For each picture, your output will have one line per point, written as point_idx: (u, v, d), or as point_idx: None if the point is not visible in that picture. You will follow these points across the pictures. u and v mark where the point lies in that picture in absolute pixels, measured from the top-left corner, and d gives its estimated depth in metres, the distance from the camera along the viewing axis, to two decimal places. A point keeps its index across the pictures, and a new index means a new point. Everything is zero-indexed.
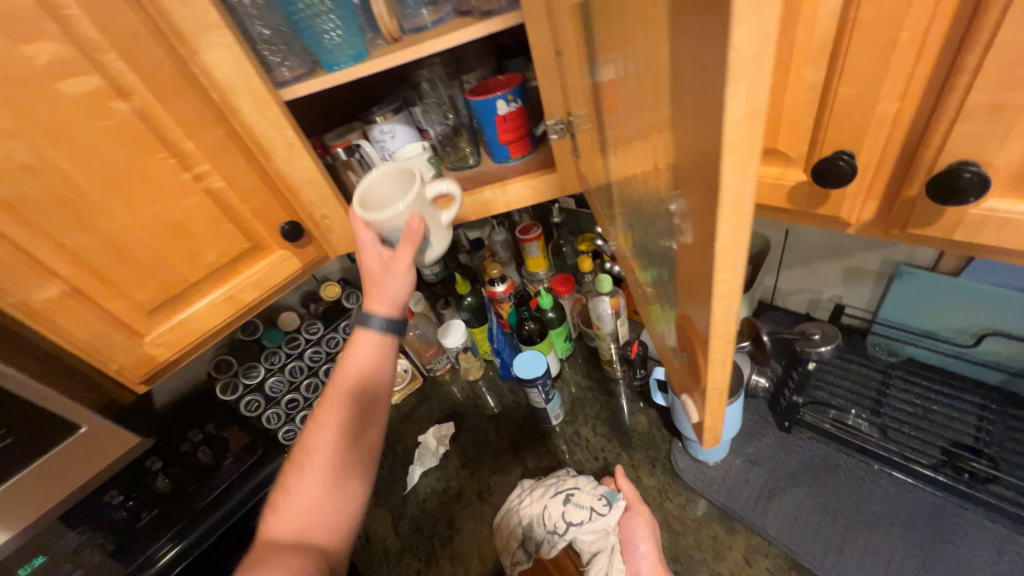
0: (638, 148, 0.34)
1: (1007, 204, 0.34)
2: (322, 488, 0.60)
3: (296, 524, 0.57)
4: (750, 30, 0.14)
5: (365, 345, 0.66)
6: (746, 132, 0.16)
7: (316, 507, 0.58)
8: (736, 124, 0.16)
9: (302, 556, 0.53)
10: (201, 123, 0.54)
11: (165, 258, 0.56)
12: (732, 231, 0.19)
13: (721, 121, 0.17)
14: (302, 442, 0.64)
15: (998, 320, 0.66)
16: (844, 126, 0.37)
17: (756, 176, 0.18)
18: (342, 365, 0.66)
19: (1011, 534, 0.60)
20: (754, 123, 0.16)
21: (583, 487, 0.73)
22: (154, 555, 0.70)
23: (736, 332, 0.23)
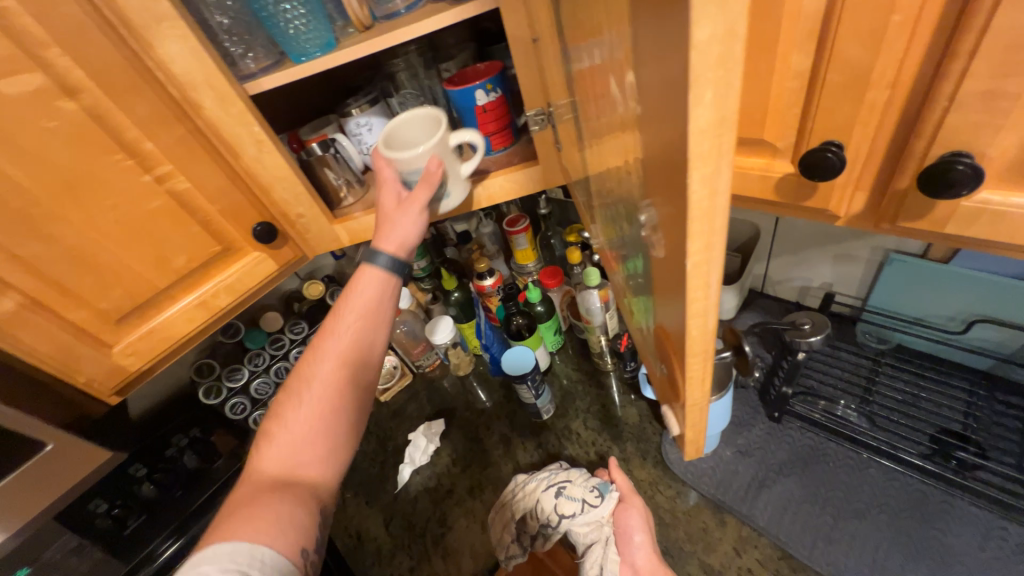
0: (612, 146, 0.32)
1: (1000, 196, 0.32)
2: (315, 426, 0.54)
3: (287, 457, 0.52)
4: (716, 32, 0.13)
5: (369, 282, 0.62)
6: (714, 143, 0.15)
7: (310, 442, 0.53)
8: (703, 135, 0.15)
9: (292, 496, 0.49)
10: (160, 121, 0.51)
11: (129, 264, 0.54)
12: (703, 248, 0.18)
13: (686, 131, 0.15)
14: (296, 372, 0.59)
15: (987, 306, 0.65)
16: (831, 116, 0.35)
17: (728, 191, 0.16)
18: (344, 302, 0.61)
19: (997, 519, 0.60)
20: (723, 133, 0.15)
21: (574, 478, 0.73)
22: (154, 552, 0.68)
23: (714, 347, 0.23)
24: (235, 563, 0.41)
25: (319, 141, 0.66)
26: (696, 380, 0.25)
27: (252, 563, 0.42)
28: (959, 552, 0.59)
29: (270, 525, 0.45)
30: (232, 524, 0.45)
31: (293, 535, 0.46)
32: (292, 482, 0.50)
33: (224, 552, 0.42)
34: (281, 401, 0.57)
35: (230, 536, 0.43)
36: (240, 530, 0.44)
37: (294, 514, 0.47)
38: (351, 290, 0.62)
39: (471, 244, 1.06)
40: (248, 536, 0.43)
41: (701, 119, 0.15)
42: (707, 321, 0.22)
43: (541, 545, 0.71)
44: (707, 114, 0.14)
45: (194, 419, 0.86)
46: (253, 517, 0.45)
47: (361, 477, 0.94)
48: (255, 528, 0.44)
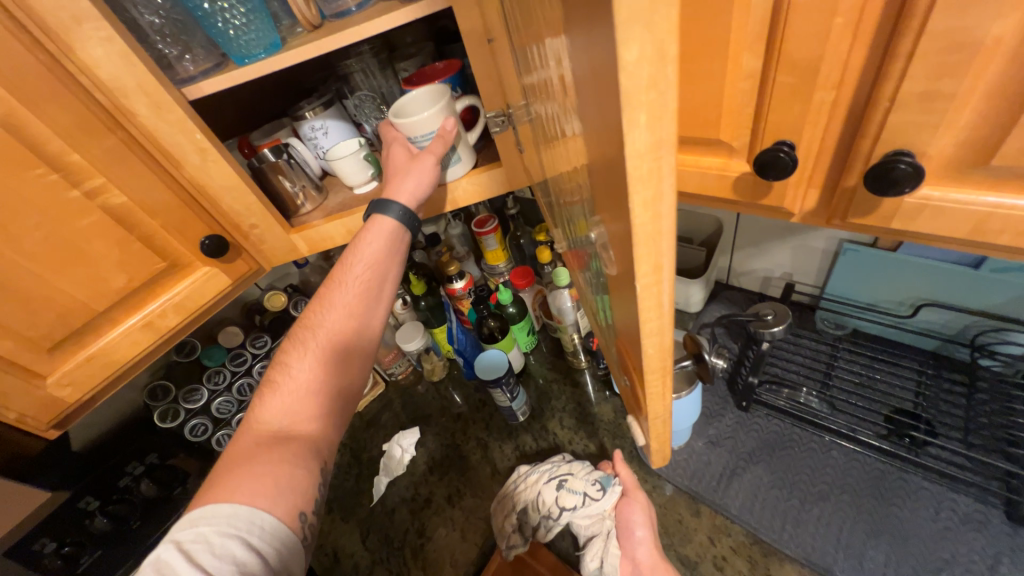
0: (565, 153, 0.32)
1: (940, 192, 0.33)
2: (316, 381, 0.53)
3: (288, 410, 0.51)
4: (645, 54, 0.12)
5: (379, 234, 0.59)
6: (651, 168, 0.15)
7: (311, 397, 0.52)
8: (640, 159, 0.14)
9: (292, 453, 0.47)
10: (88, 130, 0.47)
11: (60, 287, 0.49)
12: (653, 271, 0.18)
13: (624, 155, 0.15)
14: (301, 322, 0.58)
15: (934, 290, 0.69)
16: (783, 116, 0.36)
17: (672, 214, 0.16)
18: (354, 252, 0.59)
19: (947, 493, 0.64)
20: (661, 156, 0.14)
21: (577, 472, 0.72)
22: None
23: (671, 364, 0.23)
24: (234, 530, 0.40)
25: (271, 147, 0.63)
26: (658, 391, 0.25)
27: (251, 529, 0.40)
28: (914, 525, 0.62)
29: (268, 489, 0.43)
30: (229, 484, 0.43)
31: (291, 499, 0.44)
32: (290, 438, 0.49)
33: (224, 515, 0.40)
34: (285, 352, 0.56)
35: (228, 499, 0.41)
36: (238, 493, 0.42)
37: (292, 478, 0.45)
38: (359, 241, 0.60)
39: (439, 247, 1.03)
40: (247, 500, 0.42)
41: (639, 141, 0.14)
42: (663, 338, 0.21)
43: (540, 535, 0.70)
44: (643, 138, 0.13)
45: (149, 445, 0.81)
46: (252, 476, 0.44)
47: (335, 492, 0.91)
48: (254, 492, 0.42)
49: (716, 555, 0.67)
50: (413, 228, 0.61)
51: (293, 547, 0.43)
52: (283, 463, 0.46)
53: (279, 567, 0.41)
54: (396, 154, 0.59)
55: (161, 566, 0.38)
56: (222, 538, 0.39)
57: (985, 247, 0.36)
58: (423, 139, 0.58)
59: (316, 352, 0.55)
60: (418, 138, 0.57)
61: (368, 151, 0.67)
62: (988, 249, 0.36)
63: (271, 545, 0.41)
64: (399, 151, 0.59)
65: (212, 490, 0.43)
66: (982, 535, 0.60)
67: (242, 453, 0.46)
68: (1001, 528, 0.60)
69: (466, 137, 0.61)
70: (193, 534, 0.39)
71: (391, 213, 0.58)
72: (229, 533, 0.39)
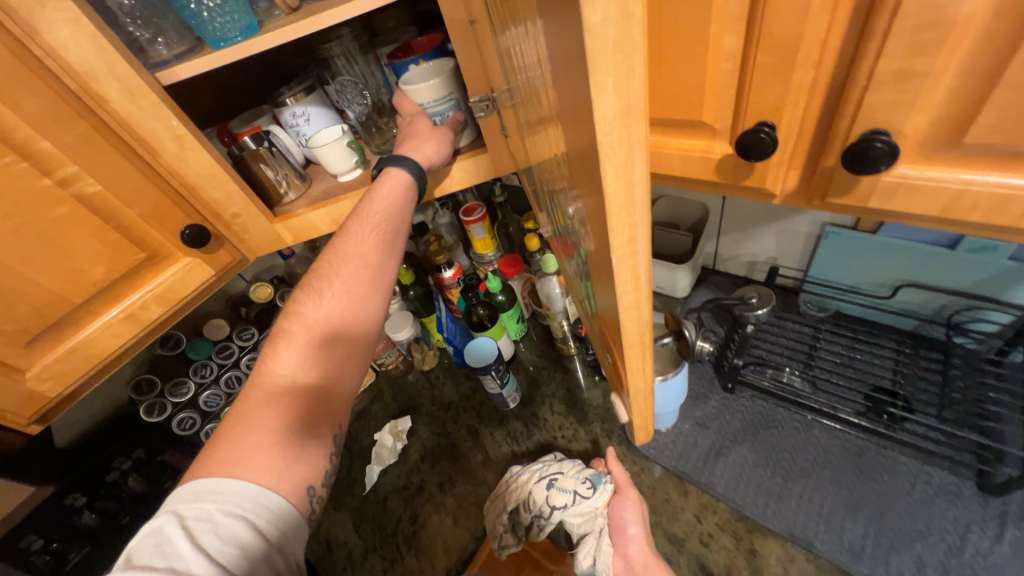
0: (547, 142, 0.32)
1: (915, 170, 0.34)
2: (326, 335, 0.52)
3: (303, 360, 0.50)
4: (609, 14, 0.12)
5: (390, 187, 0.58)
6: (622, 135, 0.15)
7: (322, 349, 0.51)
8: (609, 124, 0.14)
9: (298, 413, 0.47)
10: (58, 117, 0.45)
11: (36, 279, 0.48)
12: (626, 242, 0.18)
13: (595, 122, 0.15)
14: (314, 269, 0.56)
15: (911, 271, 0.71)
16: (762, 97, 0.36)
17: (646, 181, 0.16)
18: (365, 207, 0.58)
19: (924, 467, 0.66)
20: (630, 122, 0.15)
21: (570, 470, 0.72)
22: None
23: (650, 339, 0.23)
24: (238, 513, 0.39)
25: (251, 134, 0.62)
26: (637, 367, 0.25)
27: (256, 510, 0.40)
28: (892, 496, 0.64)
29: (275, 456, 0.43)
30: (230, 455, 0.42)
31: (297, 472, 0.44)
32: (298, 394, 0.48)
33: (229, 492, 0.40)
34: (295, 303, 0.54)
35: (233, 473, 0.41)
36: (241, 467, 0.41)
37: (300, 448, 0.45)
38: (373, 190, 0.59)
39: (427, 236, 1.02)
40: (253, 477, 0.41)
41: (607, 106, 0.15)
42: (640, 313, 0.22)
43: (535, 537, 0.69)
44: (610, 104, 0.13)
45: (136, 440, 0.81)
46: (257, 441, 0.43)
47: None
48: (260, 465, 0.42)
49: (702, 534, 0.68)
50: (423, 185, 0.60)
51: (297, 527, 0.43)
52: (291, 427, 0.45)
53: (282, 547, 0.41)
54: (417, 123, 0.60)
55: (163, 541, 0.37)
56: (226, 519, 0.39)
57: (958, 225, 0.37)
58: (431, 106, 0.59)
59: (333, 297, 0.53)
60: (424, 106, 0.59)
61: (352, 139, 0.66)
62: (962, 227, 0.37)
63: (276, 527, 0.41)
64: (418, 120, 0.60)
65: (209, 454, 0.43)
66: (956, 507, 0.62)
67: (250, 410, 0.45)
68: (972, 498, 0.62)
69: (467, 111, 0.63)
70: (196, 510, 0.39)
71: (404, 167, 0.57)
72: (233, 516, 0.39)
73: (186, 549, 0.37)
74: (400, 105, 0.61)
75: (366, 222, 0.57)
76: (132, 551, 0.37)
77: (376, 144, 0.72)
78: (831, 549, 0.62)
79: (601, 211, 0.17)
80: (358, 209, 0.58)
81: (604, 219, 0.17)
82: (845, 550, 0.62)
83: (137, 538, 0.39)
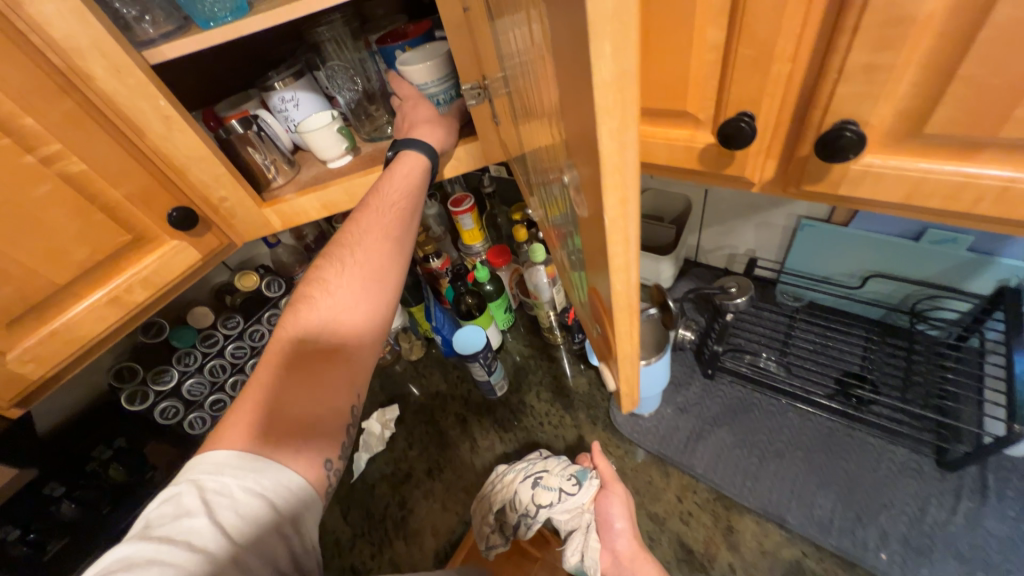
0: (540, 128, 0.33)
1: (880, 159, 0.37)
2: (342, 315, 0.52)
3: (320, 339, 0.50)
4: None
5: (403, 170, 0.58)
6: (616, 99, 0.16)
7: (338, 329, 0.51)
8: (605, 87, 0.16)
9: (316, 391, 0.47)
10: (42, 94, 0.45)
11: (18, 259, 0.47)
12: (619, 203, 0.20)
13: (591, 86, 0.16)
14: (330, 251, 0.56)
15: (879, 262, 0.75)
16: (743, 88, 0.38)
17: (637, 143, 0.18)
18: (378, 191, 0.58)
19: (889, 446, 0.69)
20: (624, 87, 0.16)
21: (558, 471, 0.73)
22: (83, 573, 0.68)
23: (637, 304, 0.25)
24: (261, 491, 0.40)
25: (239, 118, 0.62)
26: (624, 330, 0.27)
27: (275, 488, 0.40)
28: (859, 473, 0.68)
29: (292, 434, 0.44)
30: (249, 431, 0.43)
31: (315, 449, 0.45)
32: (316, 372, 0.48)
33: (248, 468, 0.40)
34: (311, 284, 0.55)
35: (251, 449, 0.41)
36: (259, 445, 0.42)
37: (315, 426, 0.46)
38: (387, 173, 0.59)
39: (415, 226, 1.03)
40: (270, 453, 0.42)
41: (603, 69, 0.16)
42: (629, 276, 0.23)
43: (522, 535, 0.69)
44: (607, 66, 0.15)
45: (116, 428, 0.80)
46: (275, 418, 0.44)
47: None
48: (277, 442, 0.42)
49: (682, 513, 0.71)
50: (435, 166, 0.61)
51: (314, 504, 0.43)
52: (308, 404, 0.46)
53: (299, 525, 0.41)
54: (420, 111, 0.61)
55: (182, 513, 0.37)
56: (246, 495, 0.39)
57: (919, 212, 0.39)
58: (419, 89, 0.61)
59: (350, 277, 0.54)
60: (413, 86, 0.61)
61: (342, 125, 0.66)
62: (924, 213, 0.40)
63: (294, 505, 0.41)
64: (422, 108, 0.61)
65: (227, 425, 0.43)
66: (917, 482, 0.66)
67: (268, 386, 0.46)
68: (932, 474, 0.66)
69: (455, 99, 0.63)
70: (216, 484, 0.39)
71: (416, 149, 0.58)
72: (255, 494, 0.39)
73: (204, 522, 0.37)
74: (399, 87, 0.62)
75: (383, 204, 0.58)
76: (150, 521, 0.38)
77: (366, 132, 0.72)
78: (802, 523, 0.66)
79: (596, 171, 0.19)
80: (376, 190, 0.59)
81: (599, 178, 0.18)
82: (815, 524, 0.65)
83: (155, 506, 0.39)
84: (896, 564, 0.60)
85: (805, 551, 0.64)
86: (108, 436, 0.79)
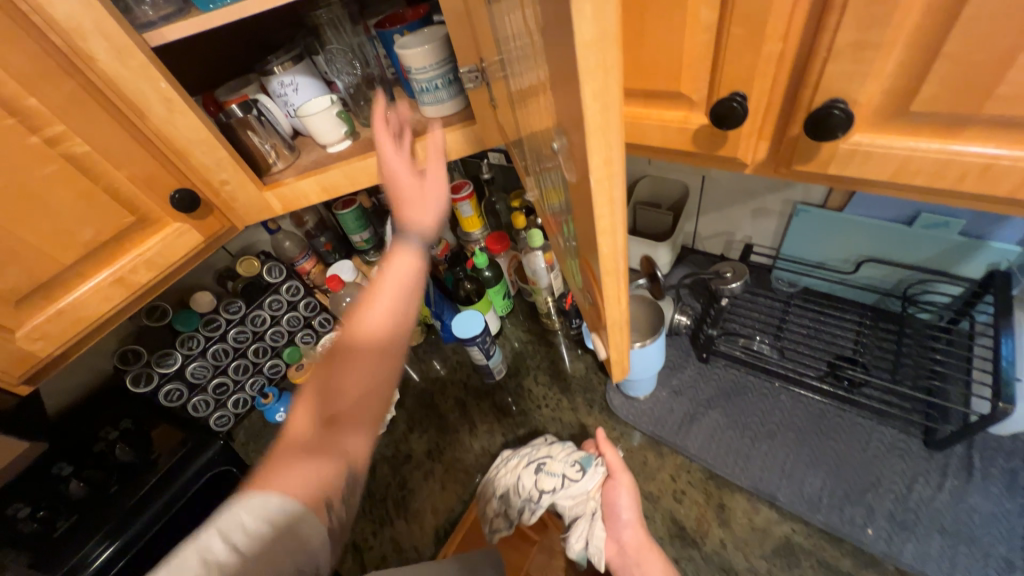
0: (535, 109, 0.34)
1: (868, 138, 0.37)
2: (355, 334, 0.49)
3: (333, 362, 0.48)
4: None
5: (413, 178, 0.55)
6: (598, 59, 0.17)
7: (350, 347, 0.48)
8: (587, 48, 0.17)
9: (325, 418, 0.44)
10: (45, 75, 0.45)
11: (25, 238, 0.48)
12: (603, 164, 0.21)
13: (576, 49, 0.17)
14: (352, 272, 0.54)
15: (873, 247, 0.76)
16: (735, 68, 0.39)
17: (619, 105, 0.19)
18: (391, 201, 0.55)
19: (878, 426, 0.71)
20: (605, 47, 0.17)
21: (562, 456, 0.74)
22: (84, 557, 0.65)
23: (623, 268, 0.26)
24: (272, 519, 0.37)
25: (239, 102, 0.62)
26: (610, 292, 0.28)
27: (276, 516, 0.37)
28: (849, 453, 0.70)
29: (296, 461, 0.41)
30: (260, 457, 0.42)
31: (319, 478, 0.40)
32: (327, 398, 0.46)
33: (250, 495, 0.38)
34: None
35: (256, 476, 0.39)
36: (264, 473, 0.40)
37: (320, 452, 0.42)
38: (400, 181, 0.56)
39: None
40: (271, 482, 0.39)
41: (587, 32, 0.17)
42: (616, 238, 0.25)
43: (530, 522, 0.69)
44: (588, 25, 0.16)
45: (123, 409, 0.83)
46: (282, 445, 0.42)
47: None
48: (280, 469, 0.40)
49: (676, 491, 0.72)
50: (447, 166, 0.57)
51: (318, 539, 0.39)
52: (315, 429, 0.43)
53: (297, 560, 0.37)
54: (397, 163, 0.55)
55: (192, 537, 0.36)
56: (248, 519, 0.36)
57: (907, 190, 0.40)
58: (416, 73, 0.61)
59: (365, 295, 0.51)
60: (410, 69, 0.61)
61: (341, 109, 0.66)
62: (912, 192, 0.40)
63: (295, 537, 0.37)
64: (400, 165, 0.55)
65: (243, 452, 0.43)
66: (905, 460, 0.67)
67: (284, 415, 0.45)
68: (919, 453, 0.68)
69: (452, 85, 0.63)
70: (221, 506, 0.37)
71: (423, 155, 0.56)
72: (267, 521, 0.37)
73: (207, 544, 0.35)
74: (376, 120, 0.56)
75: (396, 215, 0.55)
76: None
77: (365, 117, 0.71)
78: (793, 499, 0.67)
79: (582, 132, 0.20)
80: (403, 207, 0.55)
81: (585, 139, 0.19)
82: (805, 501, 0.67)
83: None
84: (883, 539, 0.62)
85: (794, 526, 0.66)
86: (114, 416, 0.82)
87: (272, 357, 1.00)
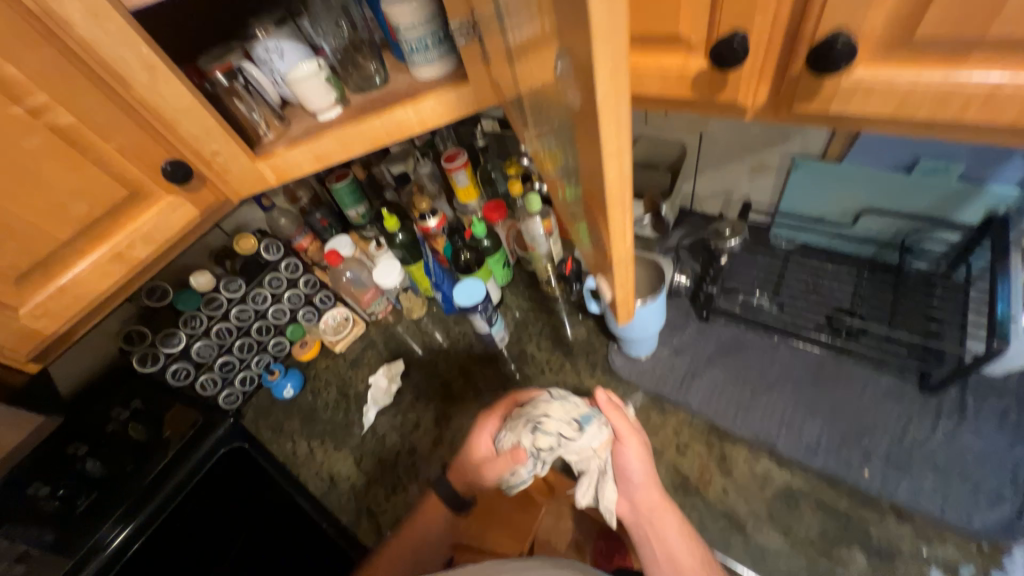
0: (536, 52, 0.33)
1: (872, 73, 0.37)
2: None
3: None
4: None
5: None
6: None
7: None
8: None
9: None
10: (23, 44, 0.43)
11: (20, 213, 0.49)
12: (610, 78, 0.24)
13: None
14: None
15: (871, 198, 0.76)
16: (735, 3, 0.37)
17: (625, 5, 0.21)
18: None
19: (875, 374, 0.73)
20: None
21: (562, 419, 0.61)
22: (103, 539, 0.69)
23: (630, 182, 0.29)
24: None
25: (223, 68, 0.61)
26: (618, 220, 0.32)
27: None
28: (845, 400, 0.71)
29: None
30: None
31: None
32: None
33: None
34: None
35: None
36: None
37: None
38: None
39: (411, 184, 1.02)
40: None
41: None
42: (622, 164, 0.28)
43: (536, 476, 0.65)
44: None
45: (135, 389, 0.84)
46: None
47: (327, 426, 0.96)
48: None
49: (679, 446, 0.74)
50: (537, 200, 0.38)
51: None
52: None
53: None
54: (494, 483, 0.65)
55: None
56: None
57: (915, 126, 0.40)
58: (406, 30, 0.59)
59: None
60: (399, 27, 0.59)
61: (329, 73, 0.64)
62: (918, 127, 0.40)
63: None
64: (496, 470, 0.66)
65: None
66: (899, 406, 0.69)
67: None
68: (916, 398, 0.69)
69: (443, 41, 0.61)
70: None
71: None
72: None
73: None
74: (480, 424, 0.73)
75: None
76: None
77: (354, 81, 0.68)
78: (791, 446, 0.69)
79: (587, 38, 0.22)
80: None
81: (591, 43, 0.22)
82: (803, 447, 0.69)
83: None
84: (878, 480, 0.64)
85: (794, 472, 0.68)
86: (124, 396, 0.83)
87: (275, 335, 1.01)
